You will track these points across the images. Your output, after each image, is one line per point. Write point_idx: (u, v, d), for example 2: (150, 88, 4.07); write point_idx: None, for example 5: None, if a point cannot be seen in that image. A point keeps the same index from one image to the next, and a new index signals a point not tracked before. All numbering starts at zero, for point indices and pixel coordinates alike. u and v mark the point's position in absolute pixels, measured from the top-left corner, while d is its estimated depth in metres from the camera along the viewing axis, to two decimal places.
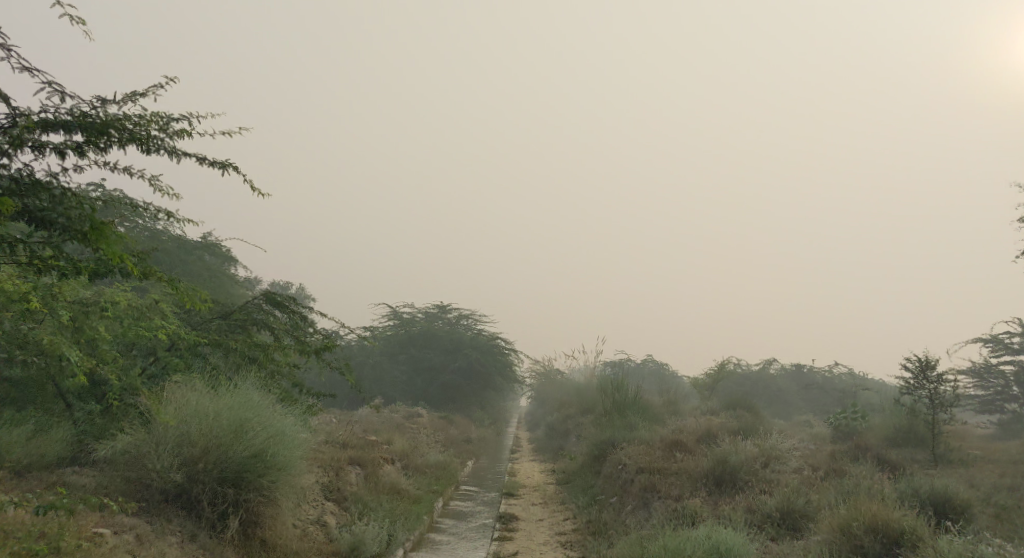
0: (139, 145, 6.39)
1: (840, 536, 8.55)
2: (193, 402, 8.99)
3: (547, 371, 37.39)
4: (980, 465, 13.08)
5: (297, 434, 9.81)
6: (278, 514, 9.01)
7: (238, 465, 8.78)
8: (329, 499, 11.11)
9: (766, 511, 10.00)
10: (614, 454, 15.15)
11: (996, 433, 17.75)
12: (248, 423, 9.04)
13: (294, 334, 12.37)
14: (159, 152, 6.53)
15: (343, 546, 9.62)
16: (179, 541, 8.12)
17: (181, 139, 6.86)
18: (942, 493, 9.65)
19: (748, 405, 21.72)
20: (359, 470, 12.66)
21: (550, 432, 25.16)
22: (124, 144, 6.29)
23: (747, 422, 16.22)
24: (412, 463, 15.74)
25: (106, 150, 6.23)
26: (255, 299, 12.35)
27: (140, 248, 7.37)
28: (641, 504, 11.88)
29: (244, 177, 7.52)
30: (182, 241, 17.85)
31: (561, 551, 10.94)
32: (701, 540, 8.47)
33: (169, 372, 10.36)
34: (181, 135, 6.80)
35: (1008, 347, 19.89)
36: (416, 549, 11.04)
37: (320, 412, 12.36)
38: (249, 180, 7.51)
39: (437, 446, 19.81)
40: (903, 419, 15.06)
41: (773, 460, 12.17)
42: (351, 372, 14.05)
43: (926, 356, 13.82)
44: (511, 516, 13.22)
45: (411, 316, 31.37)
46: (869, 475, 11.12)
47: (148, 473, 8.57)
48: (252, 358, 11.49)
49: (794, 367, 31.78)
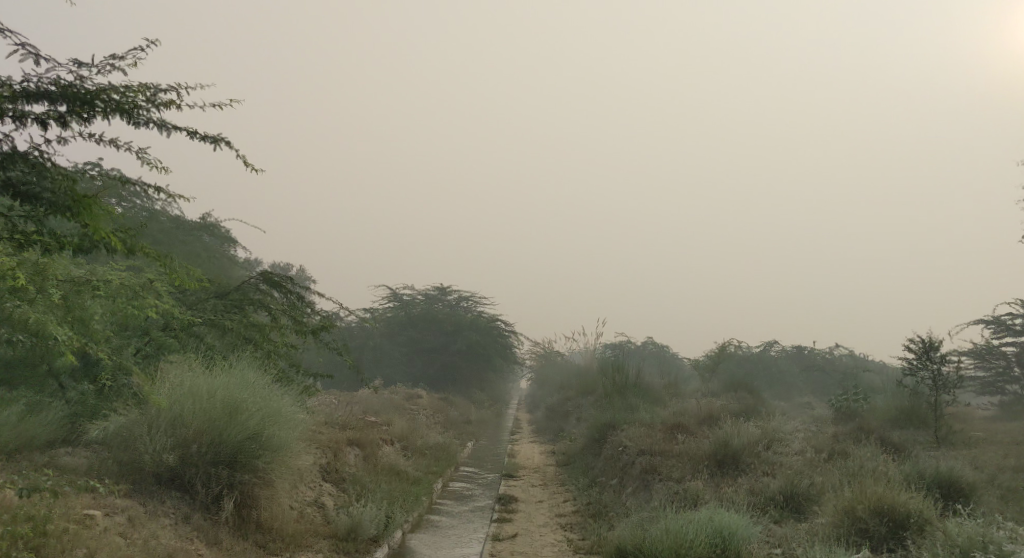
0: (125, 116, 6.15)
1: (845, 520, 8.41)
2: (187, 383, 8.84)
3: (547, 353, 37.32)
4: (983, 446, 12.95)
5: (294, 416, 9.66)
6: (272, 496, 8.87)
7: (232, 447, 8.64)
8: (327, 480, 10.98)
9: (769, 494, 9.87)
10: (614, 436, 15.02)
11: (997, 414, 17.69)
12: (243, 405, 8.89)
13: (292, 315, 12.23)
14: (148, 124, 6.31)
15: (340, 528, 9.50)
16: (173, 523, 8.02)
17: (171, 111, 6.63)
18: (948, 476, 9.51)
19: (748, 386, 21.59)
20: (358, 452, 12.54)
21: (550, 413, 25.06)
22: (110, 115, 6.06)
23: (748, 404, 16.07)
24: (411, 444, 15.62)
25: (90, 122, 6.00)
26: (252, 279, 12.19)
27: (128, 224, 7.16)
28: (642, 486, 11.75)
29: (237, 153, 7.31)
30: (180, 221, 17.68)
31: (561, 533, 10.81)
32: (704, 524, 8.31)
33: (164, 352, 10.18)
34: (171, 107, 6.57)
35: (1010, 328, 19.74)
36: (414, 530, 10.92)
37: (317, 393, 12.21)
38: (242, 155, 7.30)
39: (437, 428, 19.71)
40: (906, 401, 14.96)
41: (775, 442, 12.04)
42: (349, 353, 13.88)
43: (931, 338, 13.62)
44: (510, 497, 13.11)
45: (411, 298, 31.25)
46: (872, 457, 10.99)
47: (138, 456, 8.39)
48: (249, 339, 11.37)
49: (794, 348, 31.74)
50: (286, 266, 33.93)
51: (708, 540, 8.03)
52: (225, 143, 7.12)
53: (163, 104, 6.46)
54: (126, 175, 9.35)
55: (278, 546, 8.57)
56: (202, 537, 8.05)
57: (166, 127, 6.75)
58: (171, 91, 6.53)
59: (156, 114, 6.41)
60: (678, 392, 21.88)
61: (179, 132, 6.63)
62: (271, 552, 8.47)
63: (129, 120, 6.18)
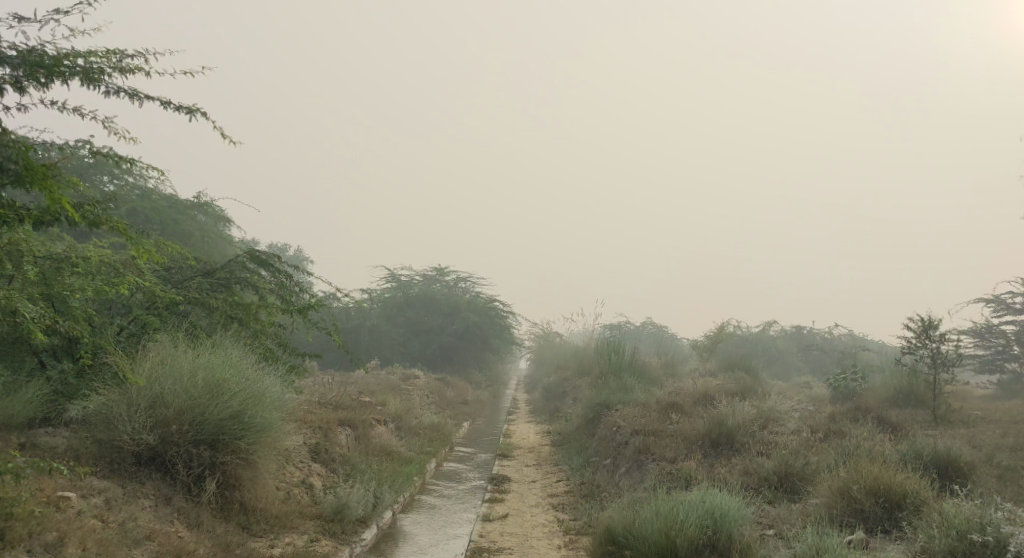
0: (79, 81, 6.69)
1: (840, 500, 8.23)
2: (169, 361, 8.63)
3: (546, 334, 37.26)
4: (982, 425, 12.78)
5: (281, 395, 9.43)
6: (256, 477, 8.67)
7: (215, 427, 8.43)
8: (317, 460, 10.76)
9: (763, 474, 9.68)
10: (609, 416, 14.86)
11: (996, 392, 17.51)
12: (226, 382, 8.66)
13: (280, 294, 12.06)
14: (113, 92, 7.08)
15: (327, 509, 9.31)
16: (154, 505, 7.91)
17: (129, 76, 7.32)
18: (945, 455, 9.32)
19: (747, 366, 21.42)
20: (350, 431, 12.33)
21: (548, 393, 24.92)
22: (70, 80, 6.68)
23: (745, 384, 15.88)
24: (406, 424, 15.44)
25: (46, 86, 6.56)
26: (238, 257, 11.88)
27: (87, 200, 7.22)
28: (635, 465, 11.60)
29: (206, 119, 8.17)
30: (174, 198, 17.41)
31: (552, 514, 10.65)
32: (696, 506, 8.08)
33: (147, 331, 9.96)
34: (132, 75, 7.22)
35: (1010, 307, 19.58)
36: (404, 512, 10.77)
37: (305, 373, 12.01)
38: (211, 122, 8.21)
39: (432, 408, 19.53)
40: (905, 380, 14.80)
41: (771, 422, 11.87)
42: (338, 332, 13.66)
43: (930, 316, 13.36)
44: (503, 477, 12.97)
45: (410, 278, 31.09)
46: (869, 436, 10.82)
47: (116, 436, 8.21)
48: (234, 317, 11.16)
49: (793, 328, 31.64)
50: (282, 246, 33.75)
51: (698, 522, 7.83)
52: (194, 111, 8.03)
53: (126, 71, 7.36)
54: (95, 149, 9.21)
55: (262, 528, 8.41)
56: (183, 519, 7.92)
57: (138, 98, 7.89)
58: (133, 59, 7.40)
59: (120, 80, 7.16)
60: (675, 372, 21.75)
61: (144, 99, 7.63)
62: (254, 533, 8.31)
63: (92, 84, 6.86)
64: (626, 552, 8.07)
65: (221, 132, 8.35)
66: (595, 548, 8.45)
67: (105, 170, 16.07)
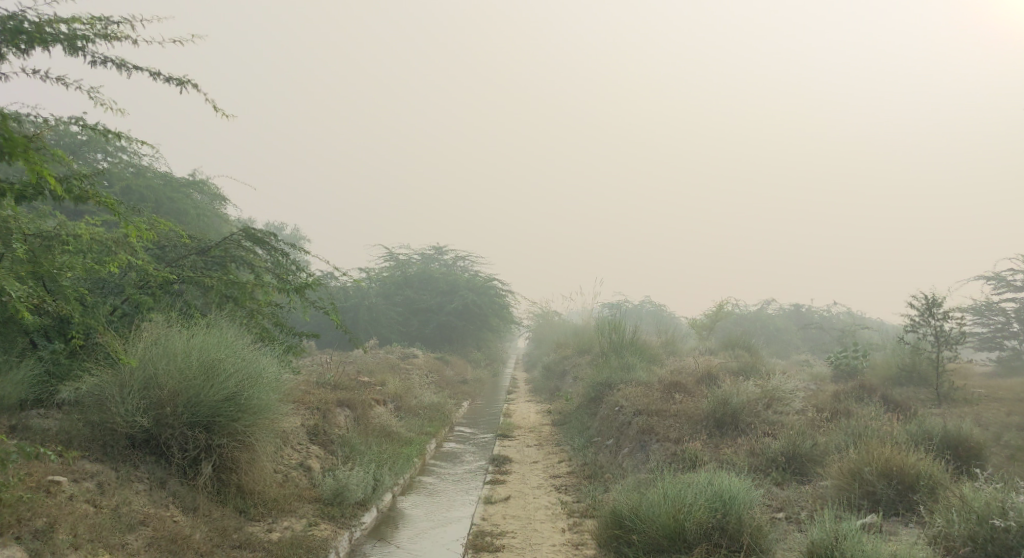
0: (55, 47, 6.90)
1: (850, 481, 8.03)
2: (163, 341, 8.39)
3: (545, 313, 37.48)
4: (986, 403, 12.61)
5: (278, 375, 9.20)
6: (253, 460, 8.45)
7: (210, 409, 8.21)
8: (315, 442, 10.55)
9: (769, 454, 9.50)
10: (611, 396, 14.69)
11: (996, 370, 17.36)
12: (221, 363, 8.42)
13: (276, 272, 11.83)
14: (94, 59, 7.44)
15: (325, 492, 9.11)
16: (147, 489, 7.72)
17: (109, 42, 7.62)
18: (955, 435, 9.13)
19: (747, 344, 21.22)
20: (349, 412, 12.12)
21: (548, 372, 24.78)
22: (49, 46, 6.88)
23: (746, 363, 15.68)
24: (405, 404, 15.25)
25: (28, 51, 6.82)
26: (233, 235, 11.58)
27: (68, 173, 7.16)
28: (638, 446, 11.41)
29: (195, 90, 8.59)
30: (169, 176, 17.16)
31: (555, 496, 10.48)
32: (702, 489, 7.86)
33: (141, 310, 9.71)
34: (115, 40, 7.54)
35: (1010, 284, 19.38)
36: (404, 494, 10.60)
37: (303, 353, 11.78)
38: (201, 93, 8.61)
39: (431, 387, 19.36)
40: (907, 357, 14.62)
41: (775, 401, 11.66)
42: (335, 310, 13.40)
43: (933, 294, 13.14)
44: (504, 458, 12.79)
45: (407, 257, 30.82)
46: (876, 416, 10.63)
47: (109, 418, 8.01)
48: (229, 297, 10.92)
49: (791, 306, 31.50)
50: (279, 225, 33.43)
51: (707, 505, 7.62)
52: (185, 83, 8.48)
53: (110, 38, 7.62)
54: (77, 122, 9.16)
55: (259, 512, 8.23)
56: (177, 503, 7.72)
57: (125, 67, 8.18)
58: (119, 28, 7.67)
59: (103, 46, 7.47)
60: (676, 350, 21.59)
61: (130, 69, 7.96)
62: (251, 517, 8.13)
63: (74, 52, 7.15)
64: (632, 536, 7.88)
65: (212, 104, 8.75)
66: (601, 531, 8.26)
67: (98, 146, 15.78)
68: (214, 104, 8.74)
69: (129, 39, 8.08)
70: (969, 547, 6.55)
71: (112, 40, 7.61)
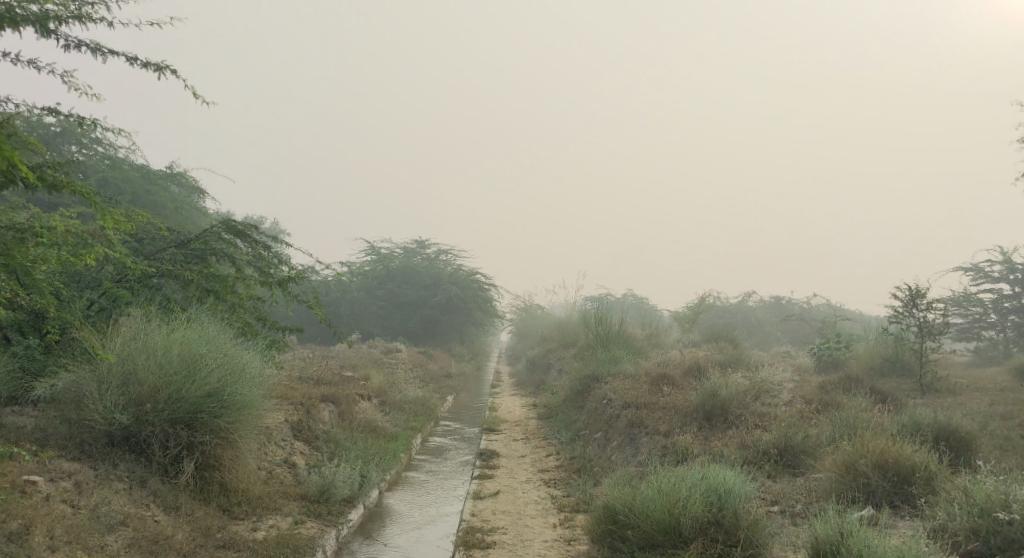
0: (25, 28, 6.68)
1: (844, 473, 7.95)
2: (141, 336, 8.16)
3: (528, 307, 37.38)
4: (970, 393, 12.63)
5: (261, 371, 8.98)
6: (237, 457, 8.23)
7: (193, 405, 7.99)
8: (299, 438, 10.34)
9: (761, 447, 9.40)
10: (598, 388, 14.57)
11: (974, 361, 17.42)
12: (203, 358, 8.20)
13: (258, 266, 11.57)
14: (65, 40, 7.20)
15: (312, 489, 8.92)
16: (128, 488, 7.49)
17: (83, 23, 7.38)
18: (946, 426, 9.08)
19: (730, 335, 21.17)
20: (333, 408, 11.91)
21: (532, 366, 24.68)
22: (19, 27, 6.65)
23: (732, 354, 15.60)
24: (390, 399, 15.05)
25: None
26: (214, 227, 11.29)
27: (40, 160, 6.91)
28: (627, 439, 11.28)
29: (173, 75, 8.39)
30: (145, 168, 16.82)
31: (544, 490, 10.35)
32: (696, 483, 7.74)
33: (119, 305, 9.44)
34: (87, 22, 7.31)
35: (988, 275, 19.46)
36: (391, 490, 10.42)
37: (286, 347, 11.56)
38: (179, 79, 8.42)
39: (416, 382, 19.17)
40: (891, 347, 14.59)
41: (763, 392, 11.56)
42: (319, 304, 13.15)
43: (918, 284, 13.09)
44: (491, 452, 12.63)
45: (389, 251, 30.56)
46: (866, 407, 10.56)
47: (88, 416, 7.78)
48: (210, 291, 10.67)
49: (772, 298, 31.52)
50: (259, 218, 32.99)
51: (703, 499, 7.50)
52: (162, 68, 8.29)
53: (84, 20, 7.39)
54: (50, 109, 8.90)
55: (243, 510, 8.02)
56: (159, 502, 7.50)
57: (101, 52, 7.96)
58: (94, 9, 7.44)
59: (75, 28, 7.24)
60: (660, 343, 21.51)
61: (105, 53, 7.75)
62: (235, 516, 7.92)
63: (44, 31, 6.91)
64: (627, 531, 7.76)
65: (191, 90, 8.58)
66: (594, 526, 8.13)
67: (72, 138, 15.44)
68: (193, 90, 8.57)
69: (103, 22, 7.85)
70: (972, 540, 6.49)
71: (86, 22, 7.38)
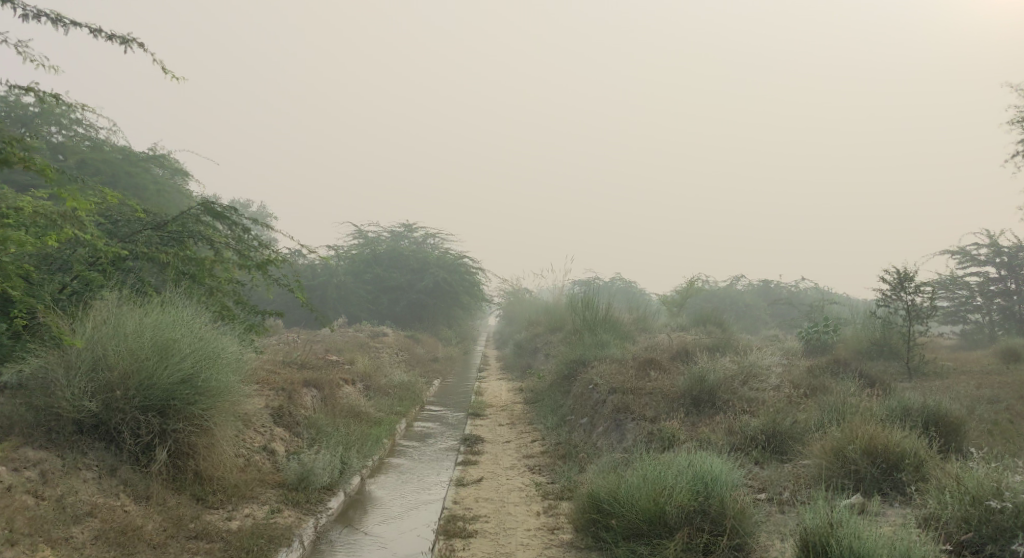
0: None
1: (833, 461, 7.79)
2: (112, 321, 7.91)
3: (517, 290, 37.16)
4: (957, 377, 12.50)
5: (239, 357, 8.75)
6: (212, 445, 8.02)
7: (165, 392, 7.75)
8: (279, 424, 10.11)
9: (749, 433, 9.24)
10: (584, 373, 14.39)
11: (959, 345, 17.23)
12: (176, 343, 7.96)
13: (237, 248, 11.26)
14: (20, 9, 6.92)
15: (290, 477, 8.72)
16: (97, 476, 7.26)
17: None
18: (934, 412, 8.94)
19: (718, 319, 21.01)
20: (315, 393, 11.68)
21: (519, 350, 24.49)
22: None
23: (720, 338, 15.43)
24: (374, 384, 14.84)
25: None
26: (192, 210, 10.97)
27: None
28: (613, 425, 11.10)
29: (139, 48, 8.14)
30: (126, 149, 16.45)
31: (528, 477, 10.18)
32: (682, 469, 7.58)
33: (90, 288, 9.16)
34: None
35: (975, 259, 19.35)
36: (373, 476, 10.23)
37: (265, 331, 11.31)
38: (145, 52, 8.17)
39: (401, 366, 18.96)
40: (878, 331, 14.44)
41: (752, 377, 11.40)
42: (302, 287, 12.84)
43: (907, 267, 12.92)
44: (476, 437, 12.46)
45: (377, 235, 30.22)
46: (854, 392, 10.41)
47: (55, 403, 7.51)
48: (187, 274, 10.43)
49: (760, 282, 31.36)
50: (246, 202, 32.59)
51: (689, 487, 7.33)
52: (127, 41, 8.03)
53: None
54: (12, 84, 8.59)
55: (218, 499, 7.81)
56: (130, 492, 7.29)
57: (62, 23, 7.67)
58: None
59: None
60: (648, 327, 21.34)
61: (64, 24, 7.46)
62: (209, 505, 7.70)
63: None
64: (611, 520, 7.60)
65: (158, 63, 8.33)
66: (578, 515, 7.95)
67: (52, 119, 15.12)
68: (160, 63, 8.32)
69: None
70: (963, 529, 6.36)
71: None
